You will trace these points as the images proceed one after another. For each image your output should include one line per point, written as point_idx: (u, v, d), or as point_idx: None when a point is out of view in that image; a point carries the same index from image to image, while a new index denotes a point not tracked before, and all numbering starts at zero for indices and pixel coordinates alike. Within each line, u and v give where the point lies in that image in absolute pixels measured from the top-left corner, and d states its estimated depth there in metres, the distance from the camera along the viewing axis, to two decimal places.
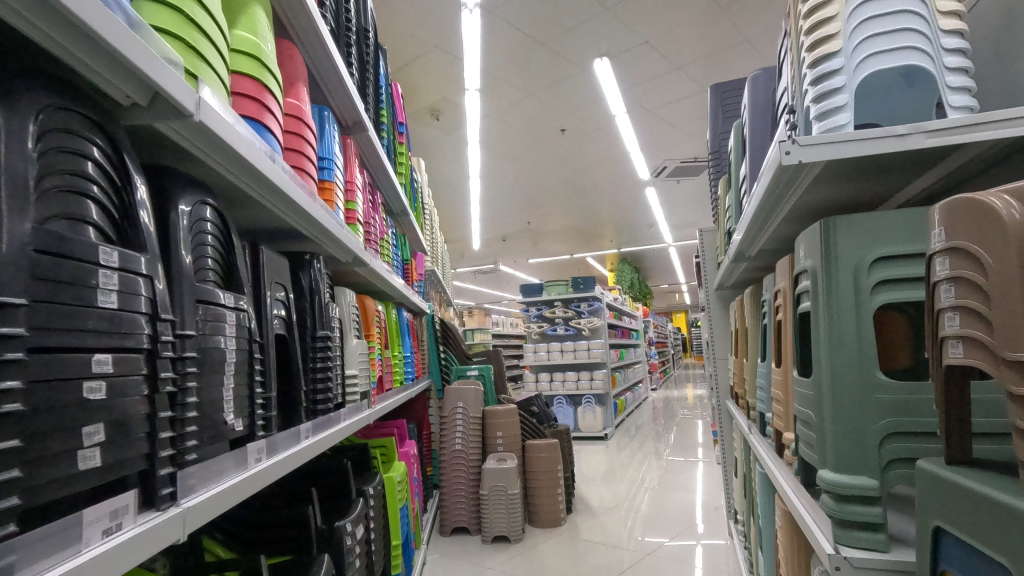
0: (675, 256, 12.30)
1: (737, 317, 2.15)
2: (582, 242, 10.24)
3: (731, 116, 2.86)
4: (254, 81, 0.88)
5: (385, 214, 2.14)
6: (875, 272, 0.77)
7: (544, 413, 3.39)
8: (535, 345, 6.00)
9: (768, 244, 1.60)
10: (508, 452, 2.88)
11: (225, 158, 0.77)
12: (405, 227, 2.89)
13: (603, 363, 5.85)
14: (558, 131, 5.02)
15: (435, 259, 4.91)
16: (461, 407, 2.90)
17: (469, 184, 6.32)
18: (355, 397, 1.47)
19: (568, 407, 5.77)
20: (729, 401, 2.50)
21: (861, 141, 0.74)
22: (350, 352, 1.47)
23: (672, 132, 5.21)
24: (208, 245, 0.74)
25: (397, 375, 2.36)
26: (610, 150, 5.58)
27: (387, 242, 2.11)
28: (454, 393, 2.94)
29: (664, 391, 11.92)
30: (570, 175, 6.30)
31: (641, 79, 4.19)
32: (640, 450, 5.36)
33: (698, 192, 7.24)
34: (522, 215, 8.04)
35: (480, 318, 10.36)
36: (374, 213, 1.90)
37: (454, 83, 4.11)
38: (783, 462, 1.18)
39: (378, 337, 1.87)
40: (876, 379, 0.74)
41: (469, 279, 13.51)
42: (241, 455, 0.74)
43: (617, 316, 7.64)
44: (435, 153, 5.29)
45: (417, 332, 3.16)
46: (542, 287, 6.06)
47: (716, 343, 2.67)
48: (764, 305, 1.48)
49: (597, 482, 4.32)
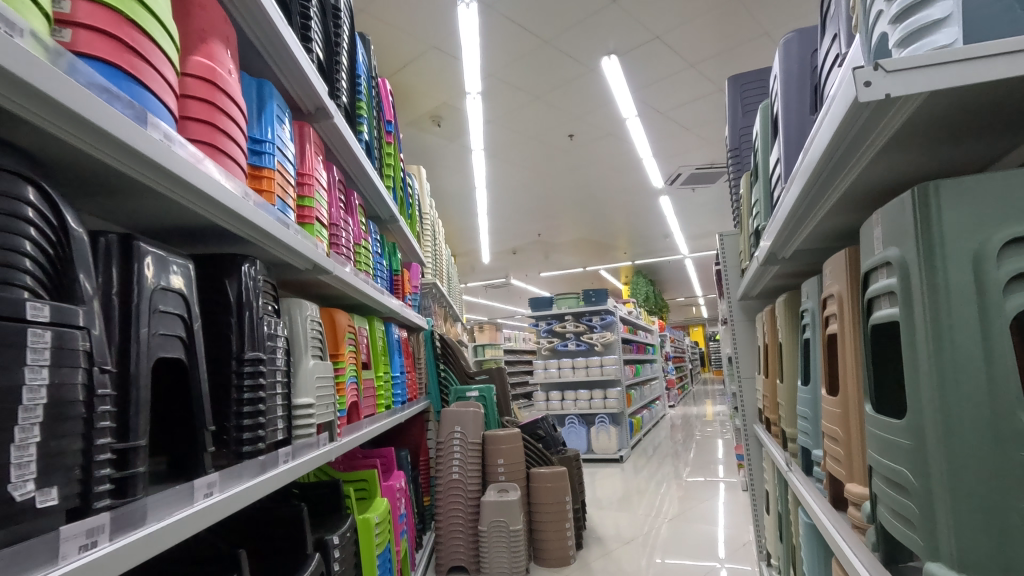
0: (691, 267, 11.95)
1: (766, 331, 1.87)
2: (596, 254, 9.96)
3: (752, 109, 2.61)
4: (117, 16, 0.65)
5: (364, 217, 1.92)
6: (1007, 264, 0.52)
7: (552, 436, 3.12)
8: (545, 362, 5.72)
9: (806, 243, 1.33)
10: (511, 482, 2.62)
11: (48, 109, 0.54)
12: (396, 235, 2.66)
13: (617, 380, 5.55)
14: (566, 137, 4.80)
15: (438, 272, 4.70)
16: (459, 432, 2.64)
17: (475, 195, 6.12)
18: (311, 431, 1.22)
19: (581, 428, 5.47)
20: (758, 425, 2.20)
21: (981, 60, 0.50)
22: (304, 376, 1.23)
23: (686, 136, 4.96)
24: (7, 231, 0.50)
25: (383, 398, 2.11)
26: (622, 156, 5.35)
27: (366, 248, 1.88)
28: (452, 416, 2.68)
29: (683, 408, 11.51)
30: (581, 183, 6.06)
31: (653, 80, 3.97)
32: (659, 473, 5.03)
33: (715, 200, 6.95)
34: (532, 226, 7.80)
35: (491, 333, 10.12)
36: (347, 215, 1.68)
37: (455, 87, 3.91)
38: (843, 519, 0.91)
39: (352, 357, 1.63)
40: (1019, 431, 0.50)
41: (481, 293, 13.28)
42: (64, 546, 0.50)
43: (632, 330, 7.35)
44: (439, 162, 5.10)
45: (412, 349, 2.92)
46: (552, 300, 5.80)
47: (741, 360, 2.39)
48: (805, 316, 1.22)
49: (611, 510, 4.01)
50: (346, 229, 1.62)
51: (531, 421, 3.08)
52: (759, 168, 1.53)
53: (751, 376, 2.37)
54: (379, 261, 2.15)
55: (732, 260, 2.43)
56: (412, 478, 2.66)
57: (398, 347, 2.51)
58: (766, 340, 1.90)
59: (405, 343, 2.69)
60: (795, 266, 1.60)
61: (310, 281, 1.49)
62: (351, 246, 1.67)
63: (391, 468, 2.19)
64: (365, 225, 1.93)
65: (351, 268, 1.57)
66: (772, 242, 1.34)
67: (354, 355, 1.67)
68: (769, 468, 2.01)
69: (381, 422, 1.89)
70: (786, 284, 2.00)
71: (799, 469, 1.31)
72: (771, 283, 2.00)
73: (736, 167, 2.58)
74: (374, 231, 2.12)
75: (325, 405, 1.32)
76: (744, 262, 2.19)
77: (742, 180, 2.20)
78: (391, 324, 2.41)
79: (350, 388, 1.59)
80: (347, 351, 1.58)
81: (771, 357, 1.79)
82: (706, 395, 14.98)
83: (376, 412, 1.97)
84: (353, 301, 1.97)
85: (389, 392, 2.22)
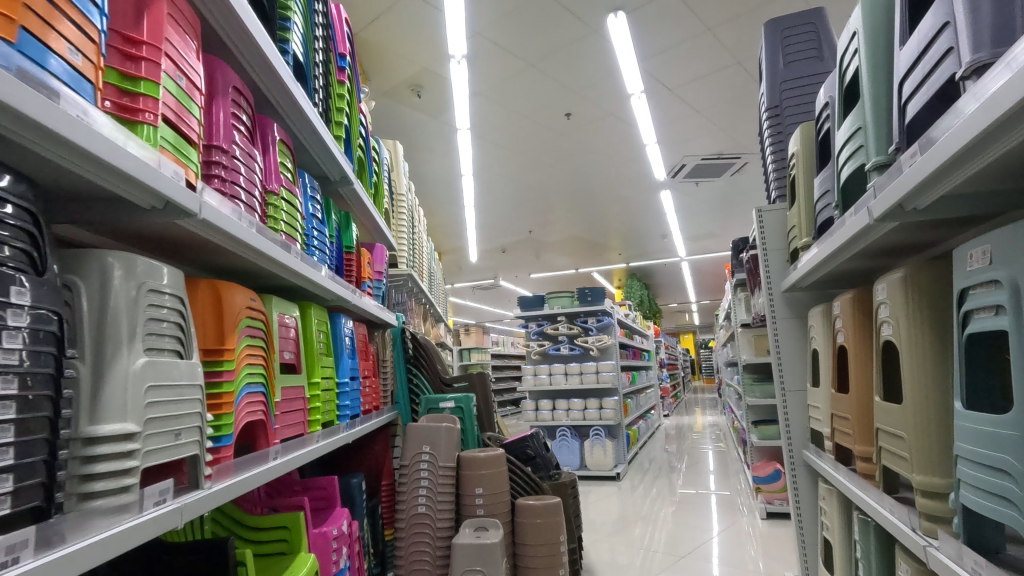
0: (686, 272, 11.52)
1: (842, 330, 1.37)
2: (589, 254, 9.49)
3: (797, 58, 2.12)
4: None
5: (291, 163, 1.40)
6: None
7: (544, 458, 2.56)
8: (535, 367, 5.20)
9: (961, 184, 0.84)
10: (490, 518, 2.08)
11: None
12: (355, 206, 2.14)
13: (614, 388, 5.05)
14: (563, 117, 4.33)
15: (415, 265, 4.17)
16: (427, 454, 2.12)
17: (461, 183, 5.61)
18: (128, 482, 0.69)
19: (574, 441, 4.95)
20: (813, 453, 1.71)
21: None
22: (115, 388, 0.69)
23: (694, 119, 4.50)
24: None
25: (319, 413, 1.58)
26: (623, 143, 4.88)
27: (292, 204, 1.36)
28: (419, 433, 2.16)
29: (675, 418, 11.01)
30: (576, 173, 5.58)
31: (664, 47, 3.51)
32: (659, 492, 4.52)
33: (718, 196, 6.49)
34: (522, 222, 7.31)
35: (476, 336, 9.65)
36: (252, 149, 1.16)
37: (436, 47, 3.41)
38: None
39: (251, 356, 1.10)
40: None
41: (468, 294, 12.73)
42: None
43: (627, 334, 6.85)
44: (421, 142, 4.60)
45: (372, 349, 2.40)
46: (543, 299, 5.28)
47: (784, 368, 1.89)
48: (997, 297, 0.71)
49: (607, 534, 3.50)
50: (245, 169, 1.10)
51: (519, 437, 2.51)
52: (863, 84, 1.04)
53: (798, 388, 1.86)
54: (323, 229, 1.64)
55: (774, 241, 1.93)
56: (368, 512, 2.13)
57: (352, 344, 1.99)
58: (839, 342, 1.40)
59: (361, 340, 2.18)
60: (903, 233, 1.11)
61: (174, 233, 0.96)
62: (257, 198, 1.16)
63: (332, 506, 1.65)
64: (293, 176, 1.42)
65: (253, 228, 1.06)
66: (908, 181, 0.83)
67: (258, 357, 1.14)
68: (836, 513, 1.50)
69: (313, 447, 1.37)
70: (861, 265, 1.52)
71: (961, 548, 0.80)
72: (839, 265, 1.52)
73: (776, 129, 2.09)
74: (314, 190, 1.61)
75: (175, 433, 0.79)
76: (796, 242, 1.71)
77: (796, 135, 1.70)
78: (340, 314, 1.89)
79: (245, 405, 1.06)
80: (241, 348, 1.05)
81: (854, 364, 1.28)
82: (699, 404, 14.57)
83: (307, 432, 1.44)
84: (277, 281, 1.45)
85: (331, 406, 1.69)
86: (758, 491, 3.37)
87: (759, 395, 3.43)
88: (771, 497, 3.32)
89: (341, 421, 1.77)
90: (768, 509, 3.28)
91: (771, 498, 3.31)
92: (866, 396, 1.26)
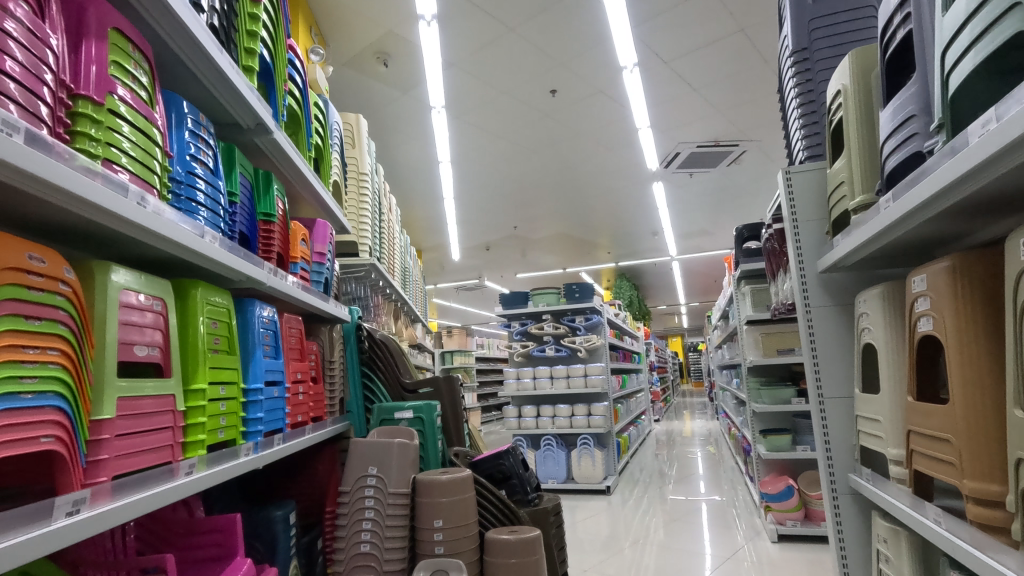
0: (678, 272, 11.17)
1: (928, 317, 0.97)
2: (576, 253, 9.11)
3: None
4: None
5: (145, 76, 0.97)
6: None
7: (526, 476, 2.15)
8: (518, 370, 4.77)
9: None
10: (451, 558, 1.66)
11: None
12: (286, 169, 1.73)
13: (604, 393, 4.65)
14: (549, 95, 3.96)
15: (383, 257, 3.76)
16: (374, 477, 1.71)
17: (438, 171, 5.21)
18: None
19: (560, 451, 4.52)
20: (866, 477, 1.32)
21: None
22: None
23: (689, 100, 4.14)
24: None
25: (205, 432, 1.14)
26: (613, 127, 4.51)
27: (144, 132, 0.93)
28: (364, 452, 1.76)
29: (666, 422, 10.67)
30: (562, 162, 5.20)
31: (659, 10, 3.14)
32: (654, 505, 4.12)
33: (713, 190, 6.15)
34: (506, 217, 6.91)
35: (459, 337, 9.22)
36: (37, 21, 0.73)
37: (402, 6, 3.00)
38: None
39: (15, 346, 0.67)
40: None
41: (452, 295, 12.31)
42: None
43: (618, 335, 6.47)
44: (392, 123, 4.20)
45: (311, 348, 1.98)
46: (527, 296, 4.86)
47: (822, 369, 1.49)
48: None
49: (597, 555, 3.10)
50: (13, 47, 0.67)
51: (495, 450, 2.09)
52: None
53: (842, 394, 1.46)
54: (219, 179, 1.22)
55: (805, 210, 1.56)
56: (302, 550, 1.71)
57: (274, 340, 1.57)
58: (919, 333, 1.01)
59: (291, 336, 1.75)
60: None
61: None
62: (46, 102, 0.73)
63: (231, 556, 1.23)
64: (154, 94, 1.00)
65: (14, 136, 0.63)
66: None
67: (47, 354, 0.72)
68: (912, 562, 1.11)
69: (172, 484, 0.93)
70: (935, 229, 1.14)
71: None
72: (912, 231, 1.13)
73: (804, 77, 1.70)
74: (208, 126, 1.19)
75: None
76: (843, 205, 1.32)
77: (844, 66, 1.31)
78: (255, 301, 1.47)
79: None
80: None
81: (956, 362, 0.89)
82: (688, 408, 14.21)
83: (177, 461, 1.02)
84: (135, 245, 1.02)
85: (233, 422, 1.26)
86: (768, 509, 2.96)
87: (767, 400, 3.04)
88: (782, 517, 2.92)
89: (250, 440, 1.33)
90: (779, 531, 2.87)
91: (782, 518, 2.91)
92: (977, 406, 0.86)
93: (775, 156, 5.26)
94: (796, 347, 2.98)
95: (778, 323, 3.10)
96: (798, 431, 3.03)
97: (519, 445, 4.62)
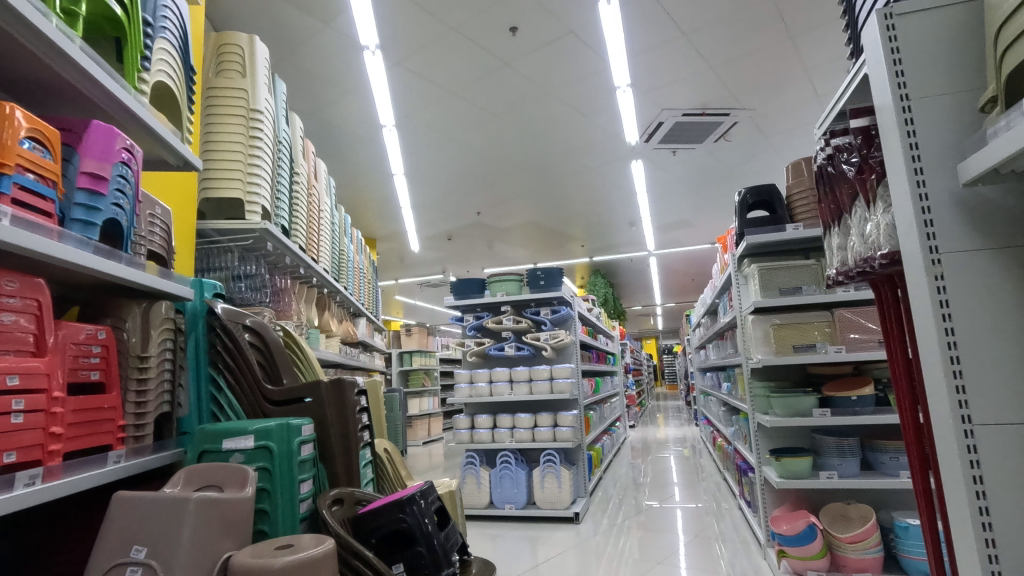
0: (655, 269, 10.55)
1: None
2: (547, 246, 8.39)
3: None
4: None
5: None
6: None
7: (448, 531, 1.39)
8: (471, 372, 4.01)
9: None
10: None
11: None
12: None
13: (574, 399, 3.95)
14: (508, 34, 3.24)
15: (300, 230, 2.96)
16: (141, 570, 0.95)
17: (383, 139, 4.44)
18: None
19: (519, 470, 3.78)
20: None
21: None
22: None
23: (676, 48, 3.47)
24: None
25: None
26: (586, 83, 3.81)
27: None
28: (135, 517, 0.99)
29: (642, 429, 10.04)
30: (528, 131, 4.48)
31: None
32: (631, 533, 3.40)
33: (697, 172, 5.52)
34: (469, 201, 6.17)
35: (419, 338, 8.33)
36: None
37: None
38: None
39: None
40: None
41: (417, 292, 11.49)
42: None
43: (591, 333, 5.78)
44: (317, 67, 3.43)
45: (75, 332, 1.17)
46: (483, 284, 4.12)
47: (967, 363, 0.83)
48: None
49: None
50: None
51: (401, 492, 1.32)
52: None
53: (1007, 410, 0.80)
54: None
55: (920, 85, 0.91)
56: None
57: None
58: None
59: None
60: None
61: None
62: None
63: None
64: None
65: None
66: None
67: None
68: None
69: None
70: None
71: None
72: None
73: None
74: None
75: None
76: None
77: None
78: None
79: None
80: None
81: None
82: (663, 412, 13.64)
83: None
84: None
85: None
86: (782, 554, 2.24)
87: (780, 412, 2.35)
88: (802, 566, 2.16)
89: None
90: None
91: (802, 567, 2.16)
92: None
93: (770, 130, 4.62)
94: (818, 342, 2.29)
95: (793, 312, 2.41)
96: (820, 452, 2.34)
97: (471, 463, 3.89)
